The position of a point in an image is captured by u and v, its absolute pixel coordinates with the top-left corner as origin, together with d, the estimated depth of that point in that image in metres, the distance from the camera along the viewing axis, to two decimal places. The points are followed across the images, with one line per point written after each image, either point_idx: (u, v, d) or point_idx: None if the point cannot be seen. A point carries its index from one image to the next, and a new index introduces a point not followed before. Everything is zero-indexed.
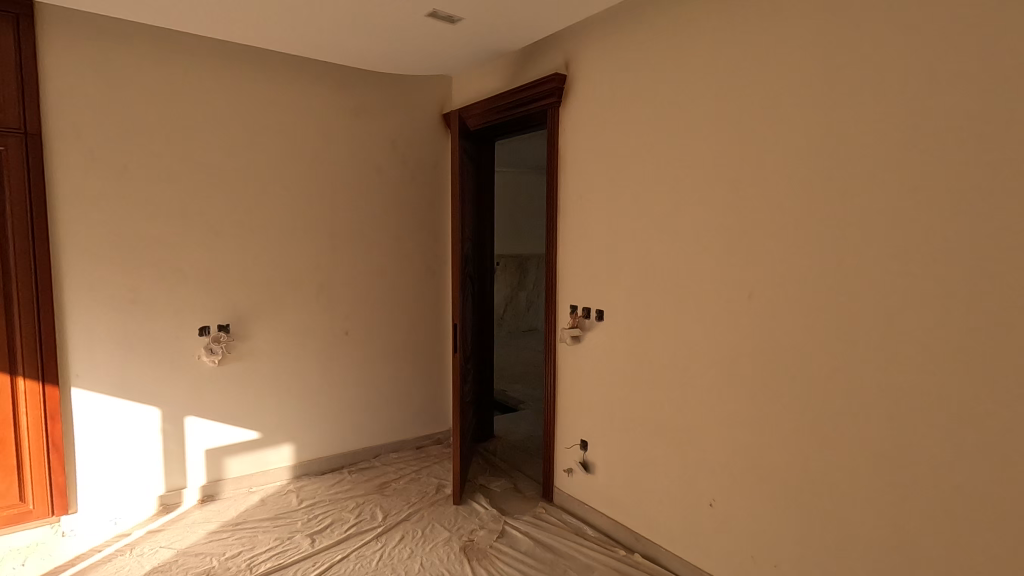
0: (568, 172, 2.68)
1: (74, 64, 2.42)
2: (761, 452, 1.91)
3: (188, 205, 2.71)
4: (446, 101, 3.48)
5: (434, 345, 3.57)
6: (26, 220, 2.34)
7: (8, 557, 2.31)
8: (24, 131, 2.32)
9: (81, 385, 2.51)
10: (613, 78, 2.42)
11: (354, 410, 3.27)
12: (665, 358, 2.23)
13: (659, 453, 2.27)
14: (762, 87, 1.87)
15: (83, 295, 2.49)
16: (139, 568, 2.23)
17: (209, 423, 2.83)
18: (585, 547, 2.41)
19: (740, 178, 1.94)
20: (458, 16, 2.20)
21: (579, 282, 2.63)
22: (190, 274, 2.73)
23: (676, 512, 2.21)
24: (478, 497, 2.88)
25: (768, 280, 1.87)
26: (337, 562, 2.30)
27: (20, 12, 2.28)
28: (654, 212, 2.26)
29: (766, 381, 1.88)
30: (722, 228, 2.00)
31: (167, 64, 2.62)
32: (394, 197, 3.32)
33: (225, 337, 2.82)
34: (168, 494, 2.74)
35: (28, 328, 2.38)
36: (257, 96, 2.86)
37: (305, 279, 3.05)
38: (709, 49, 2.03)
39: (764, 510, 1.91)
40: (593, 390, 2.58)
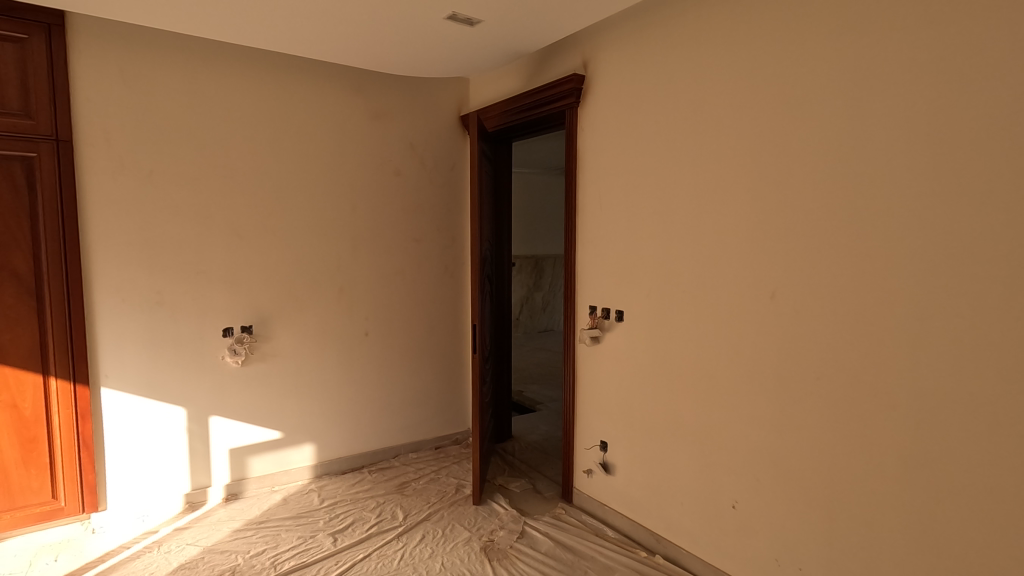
0: (586, 172, 2.68)
1: (102, 71, 2.48)
2: (785, 453, 1.89)
3: (212, 209, 2.75)
4: (463, 103, 3.50)
5: (452, 345, 3.59)
6: (58, 224, 2.41)
7: (41, 552, 2.37)
8: (56, 138, 2.39)
9: (110, 385, 2.57)
10: (632, 77, 2.41)
11: (374, 410, 3.30)
12: (685, 358, 2.21)
13: (680, 454, 2.26)
14: (784, 84, 1.85)
15: (111, 297, 2.55)
16: (166, 565, 2.28)
17: (232, 423, 2.88)
18: (605, 548, 2.40)
19: (762, 177, 1.92)
20: (477, 18, 2.21)
21: (598, 282, 2.63)
22: (213, 276, 2.78)
23: (697, 514, 2.20)
24: (497, 497, 2.89)
25: (791, 279, 1.85)
26: (358, 561, 2.32)
27: (51, 22, 2.34)
28: (673, 212, 2.25)
29: (790, 382, 1.86)
30: (743, 227, 1.99)
31: (191, 70, 2.67)
32: (412, 198, 3.34)
33: (248, 338, 2.86)
34: (194, 492, 2.79)
35: (59, 329, 2.44)
36: (278, 100, 2.89)
37: (325, 280, 3.09)
38: (730, 47, 2.01)
39: (787, 513, 1.89)
40: (612, 390, 2.58)
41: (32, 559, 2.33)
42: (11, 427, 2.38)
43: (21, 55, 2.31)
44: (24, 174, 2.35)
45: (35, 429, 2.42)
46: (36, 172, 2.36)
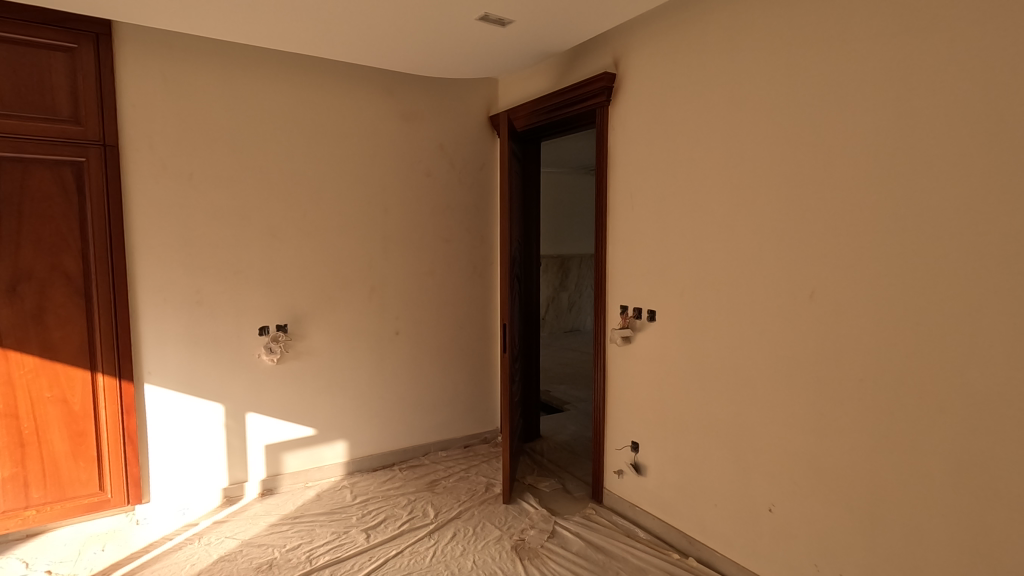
0: (617, 171, 2.66)
1: (146, 78, 2.56)
2: (824, 457, 1.84)
3: (249, 210, 2.82)
4: (492, 104, 3.52)
5: (481, 345, 3.60)
6: (105, 226, 2.50)
7: (89, 542, 2.45)
8: (104, 143, 2.48)
9: (153, 381, 2.65)
10: (664, 74, 2.38)
11: (404, 408, 3.34)
12: (720, 359, 2.18)
13: (714, 456, 2.23)
14: (823, 77, 1.80)
15: (154, 296, 2.64)
16: (207, 557, 2.34)
17: (268, 419, 2.94)
18: (637, 549, 2.38)
19: (800, 173, 1.88)
20: (509, 18, 2.22)
21: (629, 282, 2.61)
22: (250, 276, 2.85)
23: (732, 517, 2.17)
24: (527, 496, 2.89)
25: (832, 278, 1.80)
26: (391, 557, 2.35)
27: (99, 31, 2.43)
28: (707, 211, 2.22)
29: (829, 384, 1.82)
30: (781, 225, 1.95)
31: (228, 76, 2.74)
32: (441, 199, 3.37)
33: (283, 336, 2.92)
34: (231, 486, 2.86)
35: (106, 327, 2.53)
36: (312, 103, 2.95)
37: (357, 280, 3.13)
38: (766, 41, 1.97)
39: (828, 517, 1.84)
40: (644, 391, 2.55)
41: (81, 548, 2.40)
42: (61, 421, 2.48)
43: (71, 64, 2.41)
44: (74, 178, 2.45)
45: (83, 423, 2.52)
46: (85, 176, 2.46)
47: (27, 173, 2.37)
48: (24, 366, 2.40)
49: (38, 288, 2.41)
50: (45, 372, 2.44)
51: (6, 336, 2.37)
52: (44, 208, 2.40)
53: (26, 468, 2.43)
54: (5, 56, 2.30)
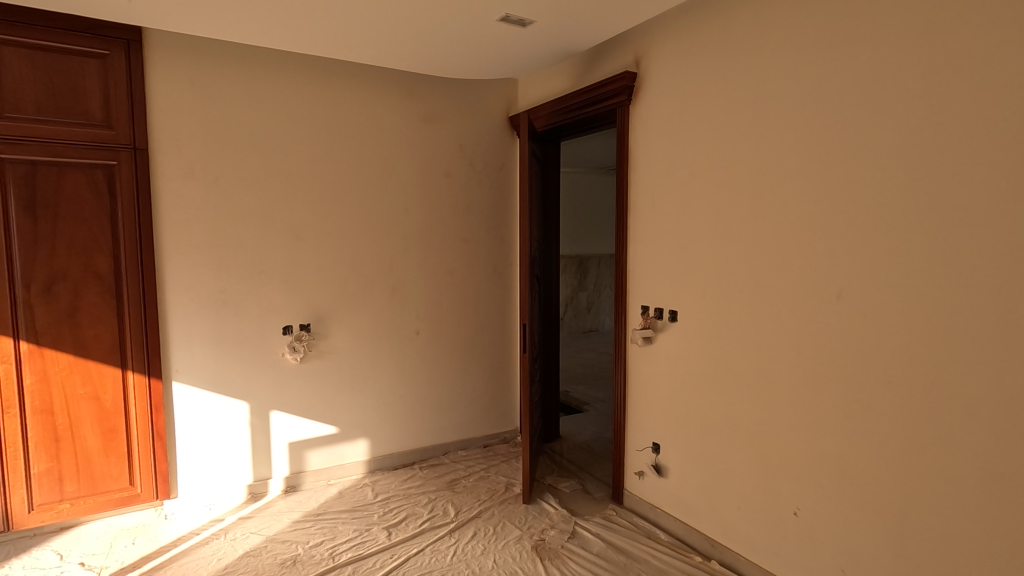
0: (638, 170, 2.64)
1: (174, 83, 2.62)
2: (852, 460, 1.81)
3: (273, 211, 2.87)
4: (511, 104, 3.53)
5: (501, 345, 3.61)
6: (135, 228, 2.56)
7: (120, 535, 2.51)
8: (134, 146, 2.54)
9: (181, 379, 2.71)
10: (686, 72, 2.36)
11: (424, 407, 3.36)
12: (743, 359, 2.16)
13: (737, 458, 2.20)
14: (849, 73, 1.77)
15: (182, 296, 2.70)
16: (233, 552, 2.39)
17: (292, 417, 2.99)
18: (658, 551, 2.36)
19: (826, 170, 1.85)
20: (530, 18, 2.22)
21: (651, 282, 2.59)
22: (274, 276, 2.90)
23: (755, 520, 2.14)
24: (547, 496, 2.89)
25: (859, 277, 1.77)
26: (413, 555, 2.37)
27: (130, 37, 2.50)
28: (729, 210, 2.20)
29: (857, 387, 1.79)
30: (806, 224, 1.92)
31: (253, 79, 2.78)
32: (461, 199, 3.39)
33: (306, 336, 2.97)
34: (256, 483, 2.91)
35: (136, 326, 2.60)
36: (334, 105, 2.99)
37: (378, 280, 3.16)
38: (791, 37, 1.94)
39: (855, 521, 1.81)
40: (666, 392, 2.53)
41: (112, 541, 2.47)
42: (93, 417, 2.54)
43: (104, 70, 2.48)
44: (106, 180, 2.51)
45: (115, 419, 2.58)
46: (116, 179, 2.53)
47: (61, 176, 2.44)
48: (59, 364, 2.47)
49: (72, 287, 2.48)
50: (78, 370, 2.51)
51: (41, 335, 2.44)
52: (78, 211, 2.47)
53: (60, 463, 2.50)
54: (41, 63, 2.37)
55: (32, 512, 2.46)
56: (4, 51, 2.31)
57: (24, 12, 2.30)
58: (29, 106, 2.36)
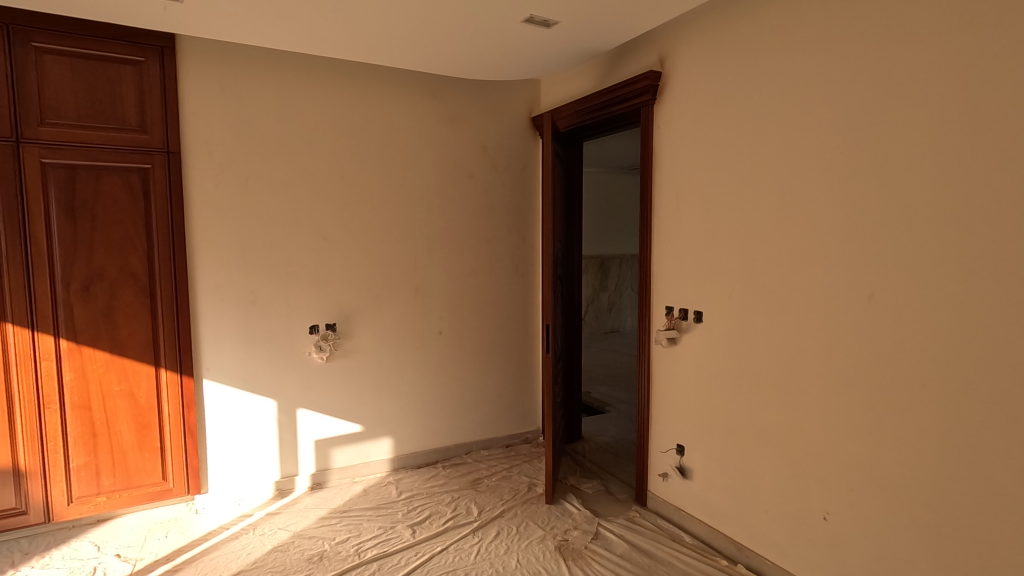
0: (662, 170, 2.63)
1: (206, 88, 2.68)
2: (883, 464, 1.78)
3: (300, 213, 2.92)
4: (534, 104, 3.53)
5: (523, 346, 3.62)
6: (167, 229, 2.63)
7: (154, 528, 2.58)
8: (167, 150, 2.61)
9: (212, 377, 2.78)
10: (712, 70, 2.34)
11: (447, 407, 3.38)
12: (771, 361, 2.13)
13: (764, 461, 2.17)
14: (881, 69, 1.73)
15: (213, 296, 2.76)
16: (262, 547, 2.44)
17: (318, 415, 3.04)
18: (683, 554, 2.34)
19: (857, 168, 1.81)
20: (554, 19, 2.22)
21: (675, 282, 2.57)
22: (301, 277, 2.95)
23: (783, 524, 2.11)
24: (570, 497, 2.89)
25: (891, 277, 1.73)
26: (437, 553, 2.39)
27: (164, 44, 2.57)
28: (756, 209, 2.17)
29: (889, 390, 1.75)
30: (836, 223, 1.88)
31: (281, 83, 2.84)
32: (484, 199, 3.40)
33: (332, 335, 3.01)
34: (283, 479, 2.97)
35: (169, 325, 2.67)
36: (359, 107, 3.03)
37: (402, 281, 3.20)
38: (820, 33, 1.91)
39: (887, 526, 1.77)
40: (690, 393, 2.51)
41: (147, 534, 2.54)
42: (128, 413, 2.62)
43: (139, 76, 2.55)
44: (140, 183, 2.58)
45: (148, 415, 2.65)
46: (150, 182, 2.60)
47: (99, 179, 2.51)
48: (96, 361, 2.55)
49: (109, 287, 2.56)
50: (114, 367, 2.58)
51: (80, 333, 2.52)
52: (114, 212, 2.54)
53: (97, 457, 2.57)
54: (80, 70, 2.45)
55: (71, 504, 2.54)
56: (46, 59, 2.39)
57: (64, 21, 2.39)
58: (70, 111, 2.44)
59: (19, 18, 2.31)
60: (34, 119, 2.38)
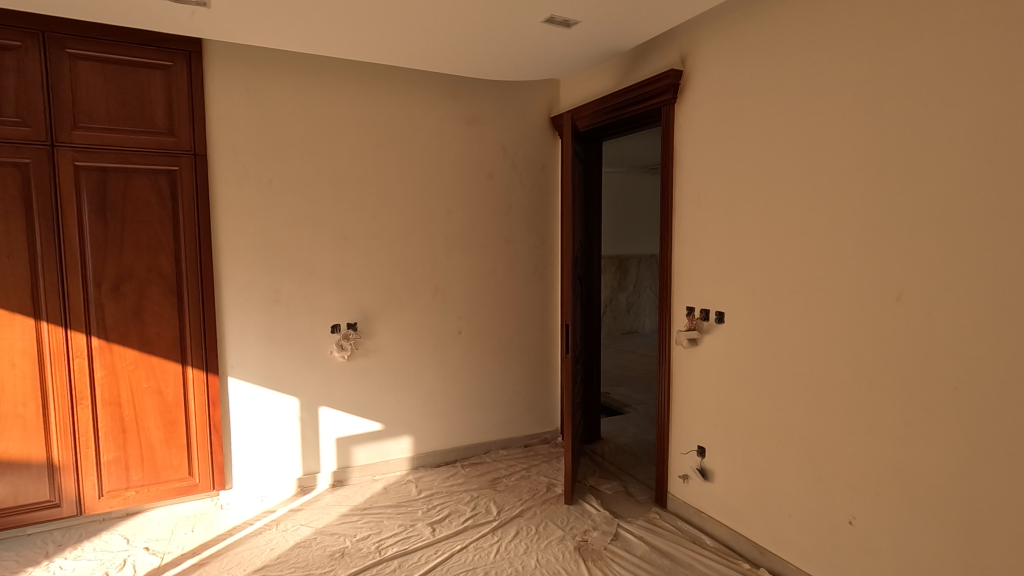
0: (683, 169, 2.61)
1: (231, 92, 2.73)
2: (912, 469, 1.74)
3: (322, 213, 2.96)
4: (553, 105, 3.53)
5: (542, 346, 3.62)
6: (194, 230, 2.69)
7: (180, 523, 2.64)
8: (194, 152, 2.67)
9: (236, 375, 2.83)
10: (735, 67, 2.31)
11: (466, 406, 3.40)
12: (795, 362, 2.10)
13: (787, 464, 2.14)
14: (910, 65, 1.70)
15: (237, 295, 2.81)
16: (285, 542, 2.47)
17: (339, 414, 3.07)
18: (704, 557, 2.33)
19: (884, 166, 1.78)
20: (575, 19, 2.22)
21: (696, 282, 2.55)
22: (323, 276, 2.99)
23: (807, 528, 2.08)
24: (589, 497, 2.89)
25: (920, 277, 1.70)
26: (457, 552, 2.40)
27: (191, 49, 2.62)
28: (779, 208, 2.14)
29: (918, 393, 1.71)
30: (862, 222, 1.85)
31: (303, 86, 2.88)
32: (503, 199, 3.41)
33: (353, 335, 3.04)
34: (305, 477, 3.01)
35: (195, 323, 2.73)
36: (380, 109, 3.05)
37: (422, 280, 3.22)
38: (845, 28, 1.88)
39: (916, 532, 1.74)
40: (711, 395, 2.49)
41: (174, 529, 2.59)
42: (156, 410, 2.68)
43: (167, 80, 2.61)
44: (168, 185, 2.64)
45: (175, 412, 2.71)
46: (177, 183, 2.65)
47: (129, 181, 2.58)
48: (126, 358, 2.61)
49: (138, 287, 2.62)
50: (143, 365, 2.64)
51: (110, 331, 2.59)
52: (143, 214, 2.60)
53: (127, 453, 2.64)
54: (111, 75, 2.52)
55: (102, 497, 2.60)
56: (79, 65, 2.46)
57: (96, 28, 2.45)
58: (101, 115, 2.51)
59: (53, 25, 2.38)
60: (67, 123, 2.45)
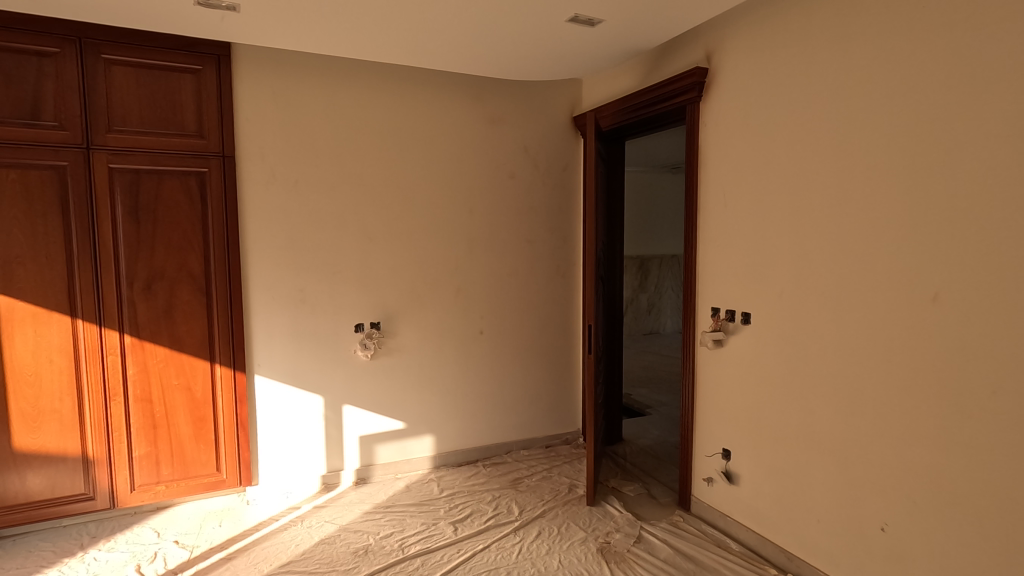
0: (707, 168, 2.58)
1: (259, 95, 2.78)
2: (948, 475, 1.69)
3: (346, 214, 2.99)
4: (575, 104, 3.51)
5: (563, 346, 3.61)
6: (222, 230, 2.74)
7: (208, 518, 2.69)
8: (222, 154, 2.72)
9: (263, 373, 2.88)
10: (762, 64, 2.28)
11: (487, 406, 3.40)
12: (824, 364, 2.06)
13: (816, 468, 2.10)
14: (946, 60, 1.65)
15: (264, 294, 2.86)
16: (310, 539, 2.51)
17: (363, 412, 3.10)
18: (729, 561, 2.29)
19: (919, 164, 1.73)
20: (599, 18, 2.21)
21: (721, 283, 2.52)
22: (347, 276, 3.02)
23: (836, 534, 2.04)
24: (612, 499, 2.87)
25: (959, 276, 1.65)
26: (479, 552, 2.40)
27: (220, 53, 2.67)
28: (808, 207, 2.10)
29: (954, 397, 1.67)
30: (895, 221, 1.80)
31: (328, 88, 2.92)
32: (525, 199, 3.41)
33: (377, 334, 3.07)
34: (329, 474, 3.05)
35: (223, 322, 2.78)
36: (404, 110, 3.08)
37: (444, 280, 3.23)
38: (878, 21, 1.83)
39: (952, 540, 1.69)
40: (737, 397, 2.45)
41: (202, 523, 2.65)
42: (186, 407, 2.73)
43: (197, 84, 2.67)
44: (198, 186, 2.70)
45: (204, 409, 2.77)
46: (206, 184, 2.71)
47: (160, 182, 2.63)
48: (157, 356, 2.67)
49: (169, 286, 2.68)
50: (173, 363, 2.70)
51: (142, 329, 2.65)
52: (174, 215, 2.66)
53: (157, 448, 2.70)
54: (144, 80, 2.58)
55: (133, 491, 2.67)
56: (114, 70, 2.53)
57: (130, 33, 2.52)
58: (134, 119, 2.57)
59: (89, 31, 2.45)
60: (102, 126, 2.52)
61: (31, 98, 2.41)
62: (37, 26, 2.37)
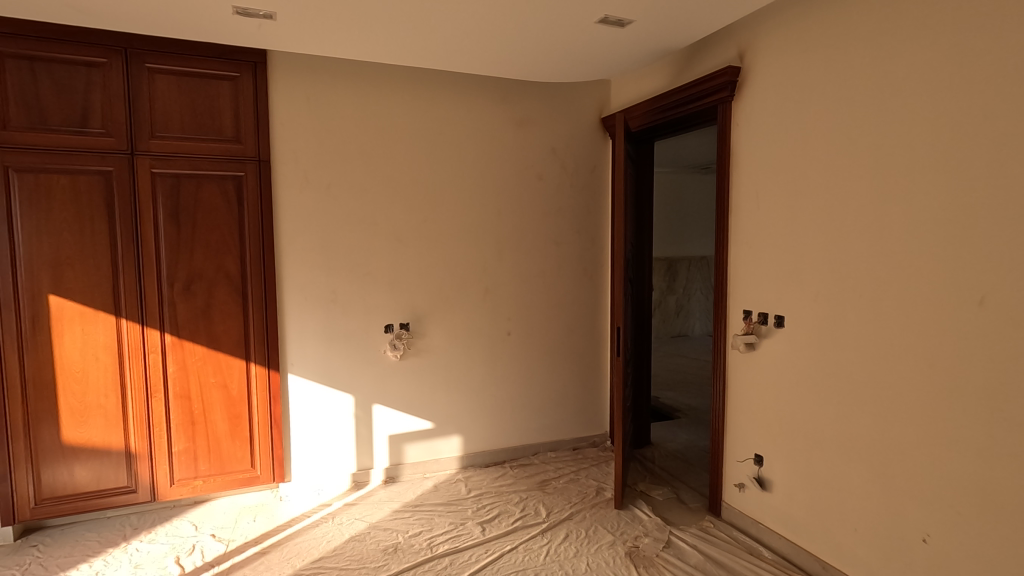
0: (739, 169, 2.53)
1: (293, 100, 2.85)
2: (995, 485, 1.63)
3: (377, 216, 3.04)
4: (604, 105, 3.50)
5: (591, 348, 3.59)
6: (258, 232, 2.82)
7: (243, 513, 2.77)
8: (258, 158, 2.80)
9: (296, 372, 2.95)
10: (797, 62, 2.23)
11: (514, 407, 3.41)
12: (862, 369, 2.00)
13: (853, 476, 2.05)
14: (992, 55, 1.59)
15: (297, 295, 2.92)
16: (341, 536, 2.55)
17: (392, 412, 3.14)
18: (762, 569, 2.25)
19: (964, 163, 1.67)
20: (630, 18, 2.20)
21: (753, 286, 2.47)
22: (378, 278, 3.06)
23: (875, 544, 1.98)
24: (640, 503, 2.84)
25: (1006, 278, 1.58)
26: (507, 552, 2.41)
27: (257, 60, 2.75)
28: (845, 209, 2.05)
29: (1001, 404, 1.60)
30: (938, 222, 1.75)
31: (360, 92, 2.97)
32: (553, 201, 3.41)
33: (406, 334, 3.11)
34: (360, 472, 3.10)
35: (258, 321, 2.85)
36: (433, 113, 3.11)
37: (472, 281, 3.25)
38: (919, 16, 1.78)
39: (999, 553, 1.62)
40: (770, 402, 2.41)
41: (237, 518, 2.72)
42: (222, 404, 2.81)
43: (235, 90, 2.75)
44: (235, 189, 2.78)
45: (240, 407, 2.84)
46: (243, 188, 2.79)
47: (199, 186, 2.72)
48: (196, 354, 2.76)
49: (207, 286, 2.76)
50: (211, 361, 2.78)
51: (182, 329, 2.74)
52: (212, 217, 2.74)
53: (195, 444, 2.78)
54: (185, 87, 2.67)
55: (173, 485, 2.76)
56: (157, 78, 2.62)
57: (172, 43, 2.61)
58: (175, 125, 2.66)
59: (135, 42, 2.55)
60: (146, 132, 2.61)
61: (80, 107, 2.52)
62: (86, 38, 2.48)
